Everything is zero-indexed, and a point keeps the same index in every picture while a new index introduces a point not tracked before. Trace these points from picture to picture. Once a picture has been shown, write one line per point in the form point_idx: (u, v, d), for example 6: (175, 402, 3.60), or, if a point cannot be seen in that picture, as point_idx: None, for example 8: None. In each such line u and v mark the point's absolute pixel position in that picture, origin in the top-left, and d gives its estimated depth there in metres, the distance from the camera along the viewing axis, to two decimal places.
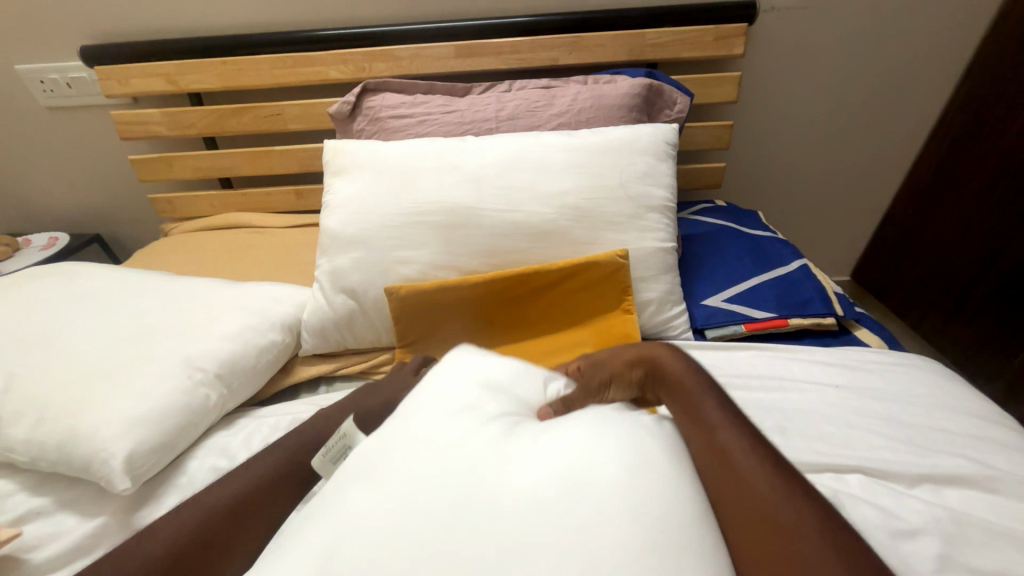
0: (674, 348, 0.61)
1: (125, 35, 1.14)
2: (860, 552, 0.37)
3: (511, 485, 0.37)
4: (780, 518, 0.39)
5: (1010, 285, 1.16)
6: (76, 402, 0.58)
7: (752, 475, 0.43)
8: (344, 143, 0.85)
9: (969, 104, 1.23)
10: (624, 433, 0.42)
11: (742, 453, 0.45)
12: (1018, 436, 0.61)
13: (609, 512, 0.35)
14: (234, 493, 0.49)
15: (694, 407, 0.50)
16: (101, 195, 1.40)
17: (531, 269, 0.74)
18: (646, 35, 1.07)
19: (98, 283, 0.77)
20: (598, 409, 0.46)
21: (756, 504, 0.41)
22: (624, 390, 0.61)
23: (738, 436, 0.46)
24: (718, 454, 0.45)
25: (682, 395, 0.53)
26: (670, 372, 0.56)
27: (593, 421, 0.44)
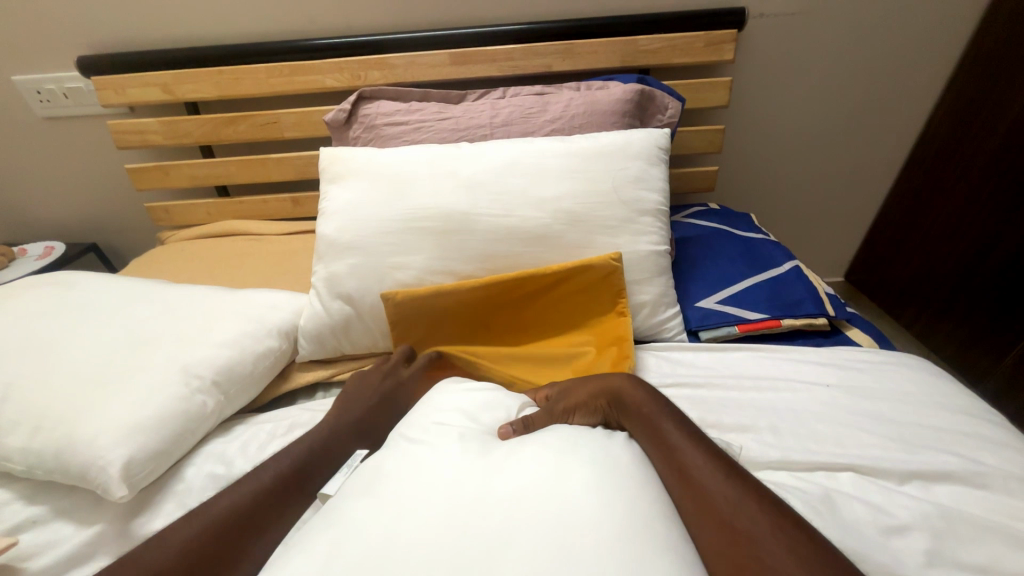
0: (632, 376, 0.61)
1: (122, 46, 1.15)
2: (825, 554, 0.39)
3: (499, 508, 0.38)
4: (745, 529, 0.41)
5: (1000, 283, 1.18)
6: (72, 411, 0.58)
7: (714, 490, 0.45)
8: (340, 150, 0.86)
9: (956, 106, 1.25)
10: (604, 457, 0.44)
11: (703, 469, 0.47)
12: (1007, 432, 0.62)
13: (599, 539, 0.36)
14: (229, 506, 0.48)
15: (655, 427, 0.52)
16: (97, 204, 1.41)
17: (522, 275, 0.74)
18: (637, 41, 1.09)
19: (95, 292, 0.78)
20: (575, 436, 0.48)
21: (722, 517, 0.43)
22: (588, 415, 0.60)
23: (700, 452, 0.48)
24: (681, 472, 0.47)
25: (642, 418, 0.54)
26: (628, 397, 0.57)
27: (568, 446, 0.45)
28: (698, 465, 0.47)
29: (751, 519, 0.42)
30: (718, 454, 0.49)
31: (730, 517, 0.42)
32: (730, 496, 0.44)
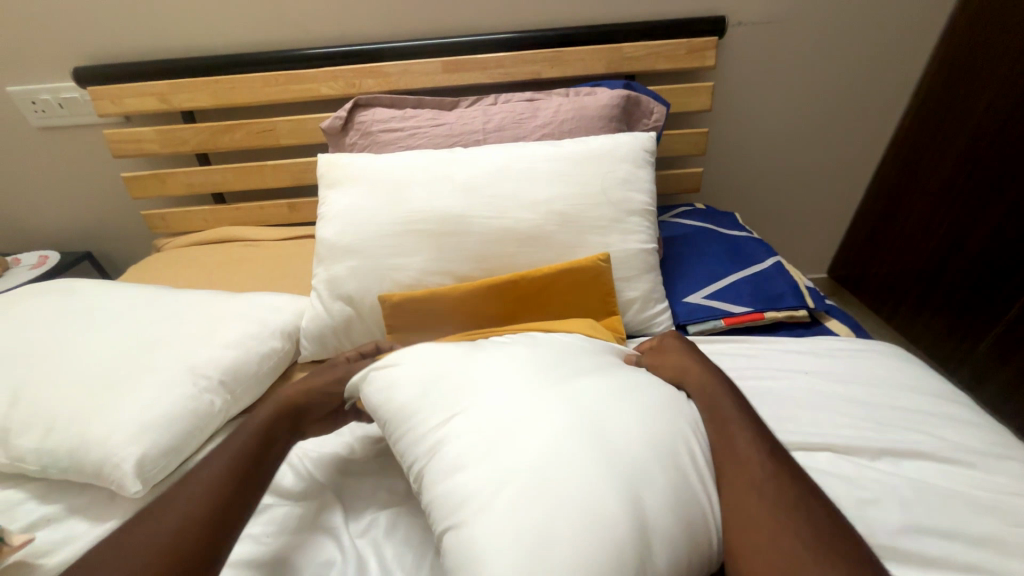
0: (707, 363, 0.64)
1: (116, 56, 1.16)
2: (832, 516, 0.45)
3: (581, 474, 0.45)
4: (772, 489, 0.47)
5: (970, 276, 1.24)
6: (85, 411, 0.60)
7: (753, 454, 0.50)
8: (338, 156, 0.89)
9: (925, 109, 1.32)
10: (661, 430, 0.51)
11: (749, 443, 0.51)
12: (970, 410, 0.67)
13: (654, 501, 0.45)
14: (199, 494, 0.49)
15: (712, 398, 0.58)
16: (90, 213, 1.41)
17: (524, 277, 0.77)
18: (623, 49, 1.13)
19: (101, 297, 0.80)
20: (643, 402, 0.53)
21: (756, 478, 0.48)
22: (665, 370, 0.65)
23: (751, 429, 0.53)
24: (728, 442, 0.52)
25: (706, 387, 0.59)
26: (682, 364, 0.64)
27: (640, 415, 0.51)
28: (744, 436, 0.52)
29: (783, 483, 0.47)
30: (763, 428, 0.54)
31: (761, 475, 0.48)
32: (768, 462, 0.49)
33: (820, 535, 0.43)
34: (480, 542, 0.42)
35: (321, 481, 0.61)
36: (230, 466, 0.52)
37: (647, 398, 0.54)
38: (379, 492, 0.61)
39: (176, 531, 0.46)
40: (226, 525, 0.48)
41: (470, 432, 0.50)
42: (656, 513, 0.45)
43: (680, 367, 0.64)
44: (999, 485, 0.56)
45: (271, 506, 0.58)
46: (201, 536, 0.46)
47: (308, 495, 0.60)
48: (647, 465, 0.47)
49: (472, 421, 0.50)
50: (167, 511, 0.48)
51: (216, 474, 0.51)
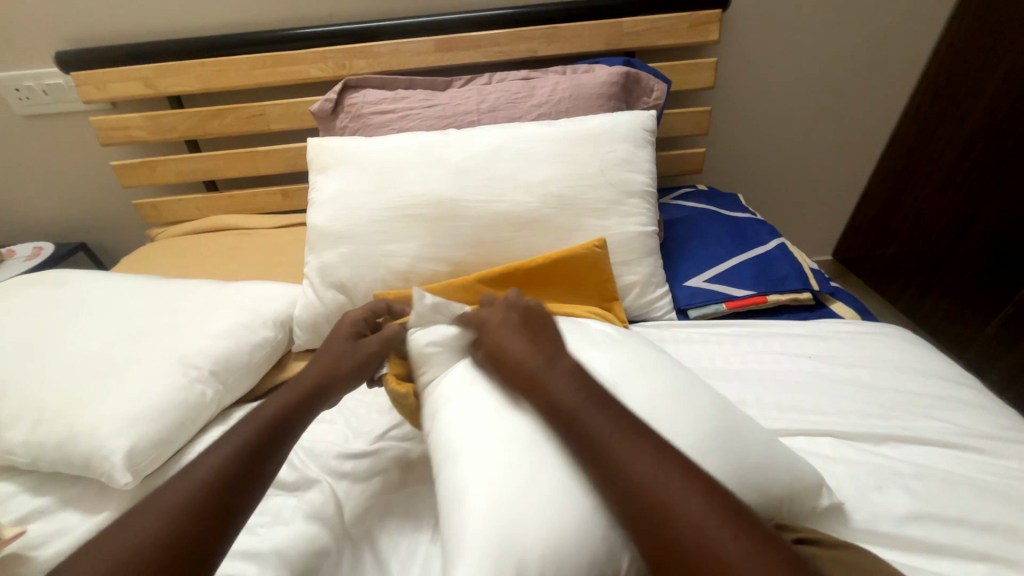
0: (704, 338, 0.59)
1: (99, 40, 1.13)
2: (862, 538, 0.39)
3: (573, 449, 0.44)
4: (672, 510, 0.35)
5: (983, 254, 1.21)
6: (74, 403, 0.59)
7: (637, 464, 0.38)
8: (327, 140, 0.86)
9: (937, 84, 1.27)
10: (695, 410, 0.48)
11: (629, 447, 0.39)
12: (978, 393, 0.65)
13: None
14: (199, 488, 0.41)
15: (560, 405, 0.44)
16: (82, 203, 1.39)
17: (528, 263, 0.73)
18: (622, 24, 1.08)
19: (88, 288, 0.78)
20: (676, 381, 0.51)
21: (643, 501, 0.37)
22: None
23: (624, 427, 0.41)
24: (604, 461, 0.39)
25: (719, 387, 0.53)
26: (517, 359, 0.49)
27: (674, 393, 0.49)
28: (623, 441, 0.40)
29: (684, 487, 0.37)
30: (636, 423, 0.42)
31: (657, 491, 0.37)
32: (658, 468, 0.38)
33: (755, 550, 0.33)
34: (465, 517, 0.41)
35: (314, 473, 0.60)
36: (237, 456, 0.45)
37: (680, 378, 0.52)
38: (378, 482, 0.60)
39: (181, 513, 0.39)
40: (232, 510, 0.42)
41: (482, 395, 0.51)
42: None
43: None
44: (1006, 470, 0.54)
45: (269, 497, 0.57)
46: (204, 517, 0.40)
47: (302, 486, 0.58)
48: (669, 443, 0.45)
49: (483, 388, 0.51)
50: (159, 505, 0.40)
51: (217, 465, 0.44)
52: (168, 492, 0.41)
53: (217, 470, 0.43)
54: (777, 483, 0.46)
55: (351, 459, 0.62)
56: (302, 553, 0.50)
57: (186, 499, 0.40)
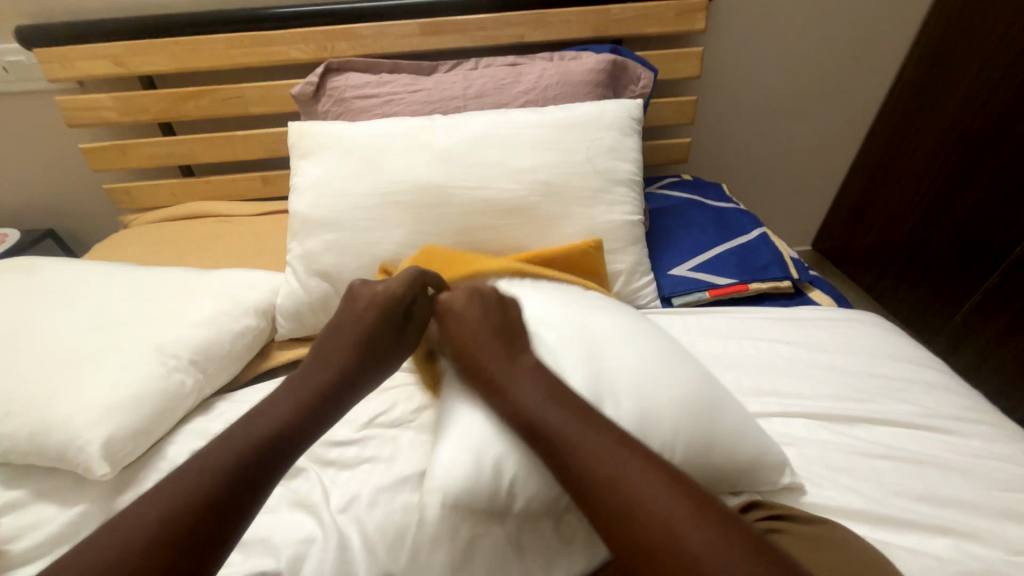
0: None
1: (63, 14, 1.07)
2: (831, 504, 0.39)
3: None
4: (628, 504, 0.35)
5: (955, 243, 1.25)
6: (46, 394, 0.57)
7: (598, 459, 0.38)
8: (309, 124, 0.84)
9: (915, 77, 1.29)
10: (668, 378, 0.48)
11: (596, 453, 0.38)
12: (946, 377, 0.68)
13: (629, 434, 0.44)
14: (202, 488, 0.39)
15: (516, 406, 0.43)
16: (49, 188, 1.33)
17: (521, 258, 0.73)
18: (610, 10, 1.08)
19: (60, 275, 0.75)
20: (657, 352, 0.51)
21: (598, 498, 0.37)
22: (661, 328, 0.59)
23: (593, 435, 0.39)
24: (563, 455, 0.39)
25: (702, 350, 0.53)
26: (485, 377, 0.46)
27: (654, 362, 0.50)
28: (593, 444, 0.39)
29: (639, 485, 0.36)
30: (612, 436, 0.40)
31: (620, 500, 0.36)
32: (616, 458, 0.38)
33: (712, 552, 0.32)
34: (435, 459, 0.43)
35: (300, 461, 0.60)
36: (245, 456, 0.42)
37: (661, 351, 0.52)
38: (364, 470, 0.59)
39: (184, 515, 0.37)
40: (229, 524, 0.39)
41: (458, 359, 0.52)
42: None
43: None
44: (969, 449, 0.57)
45: None
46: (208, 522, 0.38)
47: (287, 474, 0.59)
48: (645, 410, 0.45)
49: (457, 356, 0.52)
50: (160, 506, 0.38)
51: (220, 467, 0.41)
52: (158, 507, 0.38)
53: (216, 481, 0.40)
54: (754, 460, 0.48)
55: (337, 447, 0.61)
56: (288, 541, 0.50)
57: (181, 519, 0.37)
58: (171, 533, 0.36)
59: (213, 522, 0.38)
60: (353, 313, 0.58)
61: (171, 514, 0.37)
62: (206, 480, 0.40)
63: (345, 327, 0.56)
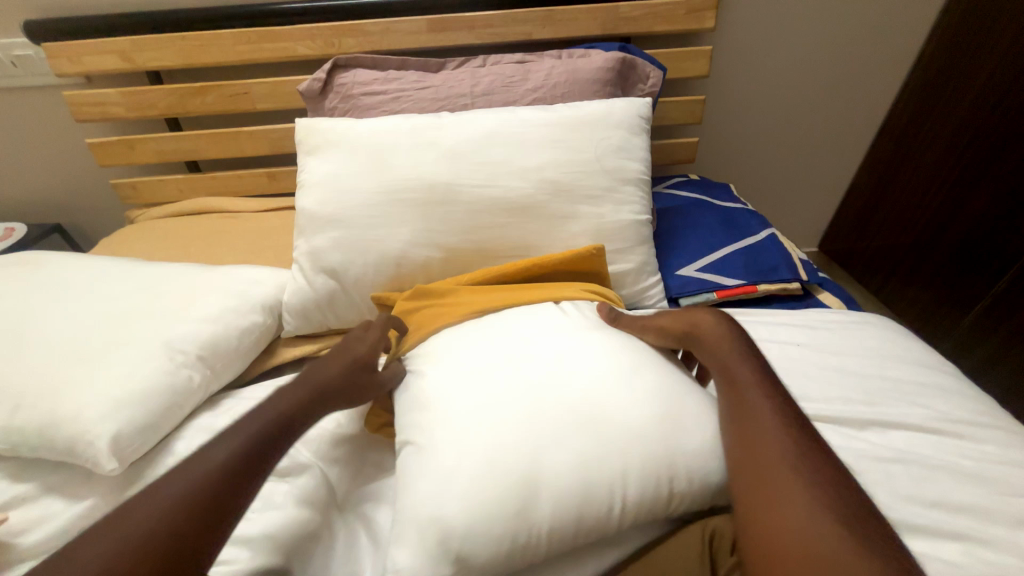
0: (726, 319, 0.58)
1: (70, 8, 1.07)
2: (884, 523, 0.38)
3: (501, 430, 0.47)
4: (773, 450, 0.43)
5: (964, 247, 1.24)
6: (54, 388, 0.57)
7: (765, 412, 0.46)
8: (316, 121, 0.83)
9: (927, 77, 1.28)
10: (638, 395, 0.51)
11: (769, 418, 0.45)
12: (956, 381, 0.68)
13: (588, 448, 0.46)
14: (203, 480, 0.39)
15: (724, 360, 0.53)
16: (55, 182, 1.33)
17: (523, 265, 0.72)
18: (619, 8, 1.07)
19: (68, 269, 0.75)
20: (639, 371, 0.53)
21: (757, 439, 0.45)
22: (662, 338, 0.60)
23: (764, 398, 0.48)
24: (744, 403, 0.48)
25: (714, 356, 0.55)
26: (701, 332, 0.57)
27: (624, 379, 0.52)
28: (761, 407, 0.47)
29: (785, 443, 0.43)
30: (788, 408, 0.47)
31: (769, 444, 0.43)
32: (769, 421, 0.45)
33: (837, 505, 0.38)
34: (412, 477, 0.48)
35: (306, 458, 0.58)
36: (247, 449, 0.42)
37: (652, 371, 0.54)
38: None
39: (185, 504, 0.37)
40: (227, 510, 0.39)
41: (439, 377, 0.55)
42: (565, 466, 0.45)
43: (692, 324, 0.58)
44: (981, 454, 0.57)
45: None
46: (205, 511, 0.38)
47: (293, 472, 0.56)
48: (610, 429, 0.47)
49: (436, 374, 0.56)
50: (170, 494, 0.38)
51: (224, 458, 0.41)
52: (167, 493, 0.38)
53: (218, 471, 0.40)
54: None
55: (344, 445, 0.60)
56: (295, 539, 0.50)
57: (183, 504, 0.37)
58: (172, 516, 0.36)
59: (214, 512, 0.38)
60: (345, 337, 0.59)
61: (175, 501, 0.37)
62: (212, 469, 0.40)
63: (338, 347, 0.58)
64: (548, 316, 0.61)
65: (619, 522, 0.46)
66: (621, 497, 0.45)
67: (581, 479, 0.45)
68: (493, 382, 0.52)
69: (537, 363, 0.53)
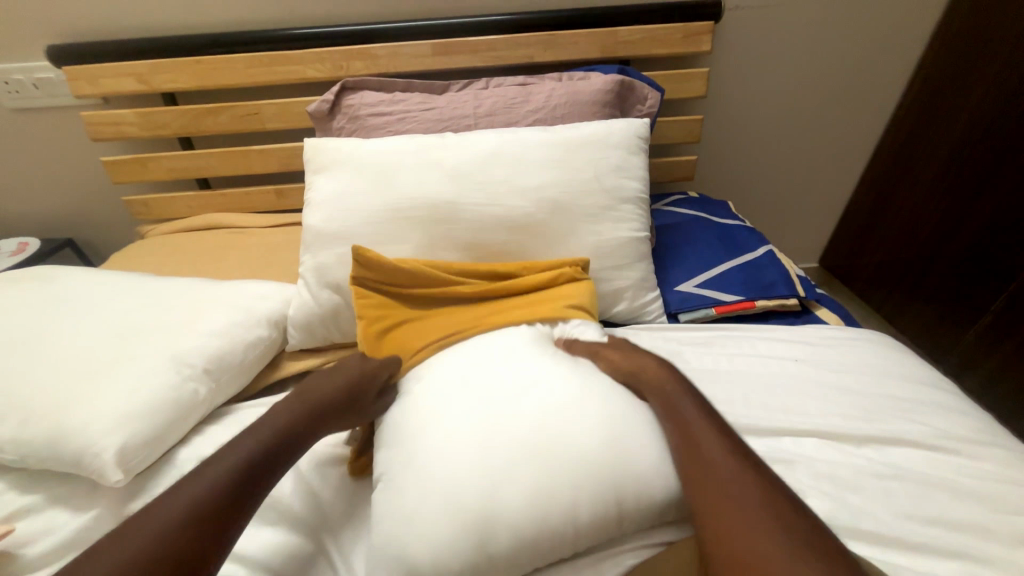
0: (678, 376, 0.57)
1: (92, 34, 1.11)
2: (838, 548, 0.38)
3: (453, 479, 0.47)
4: (718, 490, 0.43)
5: (965, 263, 1.24)
6: (64, 400, 0.59)
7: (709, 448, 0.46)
8: (324, 141, 0.86)
9: (922, 97, 1.31)
10: (588, 432, 0.50)
11: (715, 454, 0.46)
12: (956, 398, 0.68)
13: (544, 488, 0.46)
14: (194, 502, 0.43)
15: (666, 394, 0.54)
16: (70, 199, 1.37)
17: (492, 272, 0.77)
18: (618, 32, 1.11)
19: (80, 283, 0.77)
20: (582, 403, 0.53)
21: (705, 479, 0.44)
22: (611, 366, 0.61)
23: (709, 430, 0.48)
24: (687, 443, 0.48)
25: (661, 389, 0.55)
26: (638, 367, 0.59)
27: (569, 411, 0.52)
28: (707, 438, 0.48)
29: (735, 480, 0.43)
30: (733, 439, 0.48)
31: (717, 481, 0.44)
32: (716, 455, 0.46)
33: (779, 529, 0.39)
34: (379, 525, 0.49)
35: (307, 471, 0.61)
36: (236, 469, 0.46)
37: (603, 404, 0.53)
38: None
39: (180, 522, 0.41)
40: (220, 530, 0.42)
41: (397, 430, 0.55)
42: (517, 501, 0.46)
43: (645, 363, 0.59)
44: (980, 472, 0.57)
45: None
46: (202, 525, 0.41)
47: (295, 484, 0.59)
48: (564, 470, 0.47)
49: (396, 426, 0.56)
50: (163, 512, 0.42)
51: (213, 478, 0.45)
52: (165, 508, 0.42)
53: (212, 489, 0.44)
54: None
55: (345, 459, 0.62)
56: None
57: (176, 519, 0.41)
58: (166, 543, 0.39)
59: (210, 522, 0.42)
60: (321, 362, 0.64)
61: (174, 520, 0.41)
62: (198, 495, 0.43)
63: (315, 373, 0.62)
64: (500, 340, 0.64)
65: (571, 546, 0.47)
66: (575, 521, 0.46)
67: (537, 510, 0.46)
68: (428, 432, 0.52)
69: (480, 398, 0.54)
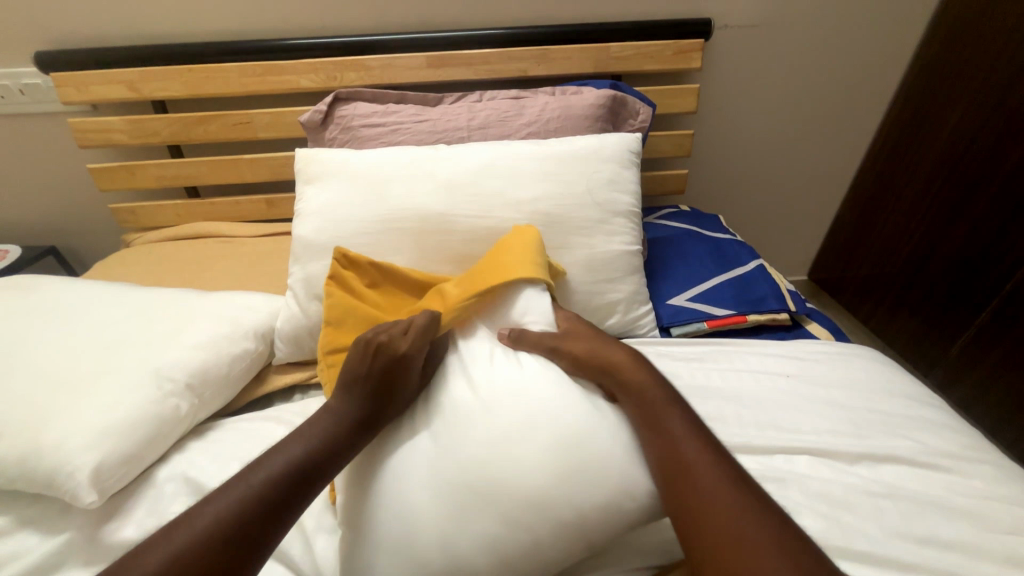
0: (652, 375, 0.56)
1: (82, 41, 1.10)
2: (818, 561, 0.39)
3: (424, 509, 0.47)
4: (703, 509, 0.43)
5: (949, 278, 1.26)
6: (37, 417, 0.57)
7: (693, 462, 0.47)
8: (315, 151, 0.86)
9: (905, 115, 1.34)
10: (554, 451, 0.48)
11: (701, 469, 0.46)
12: (945, 414, 0.68)
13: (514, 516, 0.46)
14: (233, 514, 0.42)
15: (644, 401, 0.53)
16: (54, 206, 1.34)
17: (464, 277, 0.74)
18: (610, 48, 1.12)
19: (59, 295, 0.75)
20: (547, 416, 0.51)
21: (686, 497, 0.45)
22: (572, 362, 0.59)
23: (695, 444, 0.48)
24: (669, 456, 0.48)
25: (638, 397, 0.53)
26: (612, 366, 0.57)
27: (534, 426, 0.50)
28: (691, 454, 0.47)
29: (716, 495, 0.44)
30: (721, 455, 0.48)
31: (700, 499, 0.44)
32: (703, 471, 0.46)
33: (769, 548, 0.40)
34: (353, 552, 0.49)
35: None
36: (275, 481, 0.45)
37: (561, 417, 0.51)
38: None
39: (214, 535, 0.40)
40: (250, 558, 0.41)
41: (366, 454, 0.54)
42: (489, 530, 0.45)
43: (613, 362, 0.57)
44: (970, 489, 0.57)
45: None
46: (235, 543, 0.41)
47: None
48: (534, 494, 0.46)
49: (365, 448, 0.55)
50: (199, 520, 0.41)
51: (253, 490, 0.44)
52: (206, 516, 0.42)
53: (251, 498, 0.44)
54: None
55: None
56: None
57: (212, 532, 0.41)
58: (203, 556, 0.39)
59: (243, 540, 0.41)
60: (364, 353, 0.57)
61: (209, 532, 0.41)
62: (239, 504, 0.43)
63: (358, 371, 0.56)
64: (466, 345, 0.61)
65: (546, 567, 0.47)
66: (550, 544, 0.46)
67: (497, 539, 0.45)
68: (402, 457, 0.52)
69: (449, 419, 0.53)
